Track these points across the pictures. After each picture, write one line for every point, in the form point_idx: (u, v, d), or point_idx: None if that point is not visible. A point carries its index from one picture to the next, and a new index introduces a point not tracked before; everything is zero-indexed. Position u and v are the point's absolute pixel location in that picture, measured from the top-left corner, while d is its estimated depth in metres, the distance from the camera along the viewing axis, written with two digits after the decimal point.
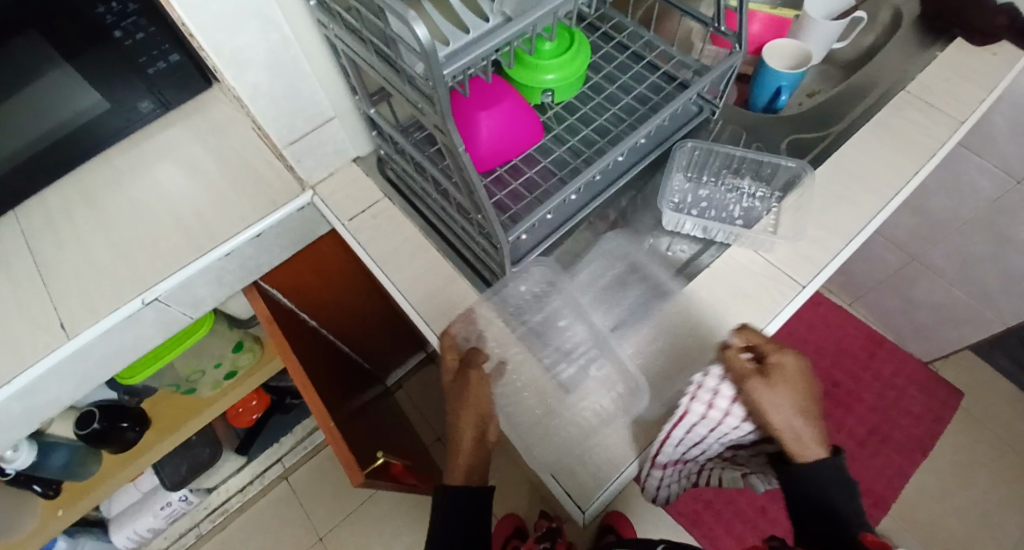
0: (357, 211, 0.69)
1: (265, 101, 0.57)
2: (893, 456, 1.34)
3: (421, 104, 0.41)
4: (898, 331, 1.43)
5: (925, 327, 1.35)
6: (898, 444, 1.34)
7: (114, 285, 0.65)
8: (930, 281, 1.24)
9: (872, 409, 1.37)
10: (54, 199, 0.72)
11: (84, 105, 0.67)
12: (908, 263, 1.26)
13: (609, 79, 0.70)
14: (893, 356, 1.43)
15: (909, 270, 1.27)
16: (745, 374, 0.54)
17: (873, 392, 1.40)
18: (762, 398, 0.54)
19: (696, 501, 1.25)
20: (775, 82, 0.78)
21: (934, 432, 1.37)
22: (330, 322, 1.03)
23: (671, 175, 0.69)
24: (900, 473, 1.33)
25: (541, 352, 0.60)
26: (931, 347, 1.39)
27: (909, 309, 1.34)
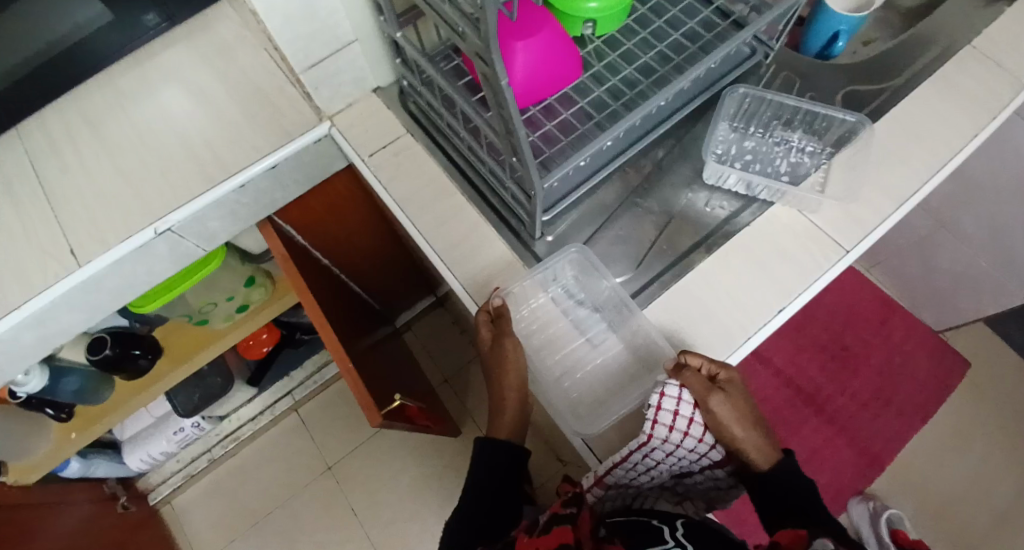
0: (377, 146, 0.65)
1: (282, 19, 0.52)
2: (893, 421, 1.33)
3: (462, 29, 0.36)
4: (917, 300, 1.40)
5: (944, 298, 1.32)
6: (899, 409, 1.34)
7: (123, 213, 0.62)
8: (953, 250, 1.21)
9: (878, 373, 1.36)
10: (57, 118, 0.69)
11: (84, 18, 0.62)
12: (939, 231, 1.21)
13: (656, 13, 0.64)
14: (904, 323, 1.41)
15: (936, 238, 1.22)
16: (701, 388, 0.50)
17: (880, 357, 1.38)
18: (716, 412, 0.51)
19: None
20: (833, 25, 0.71)
21: (939, 400, 1.36)
22: (343, 261, 1.00)
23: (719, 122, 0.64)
24: (898, 438, 1.33)
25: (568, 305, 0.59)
26: (950, 317, 1.36)
27: (931, 278, 1.31)
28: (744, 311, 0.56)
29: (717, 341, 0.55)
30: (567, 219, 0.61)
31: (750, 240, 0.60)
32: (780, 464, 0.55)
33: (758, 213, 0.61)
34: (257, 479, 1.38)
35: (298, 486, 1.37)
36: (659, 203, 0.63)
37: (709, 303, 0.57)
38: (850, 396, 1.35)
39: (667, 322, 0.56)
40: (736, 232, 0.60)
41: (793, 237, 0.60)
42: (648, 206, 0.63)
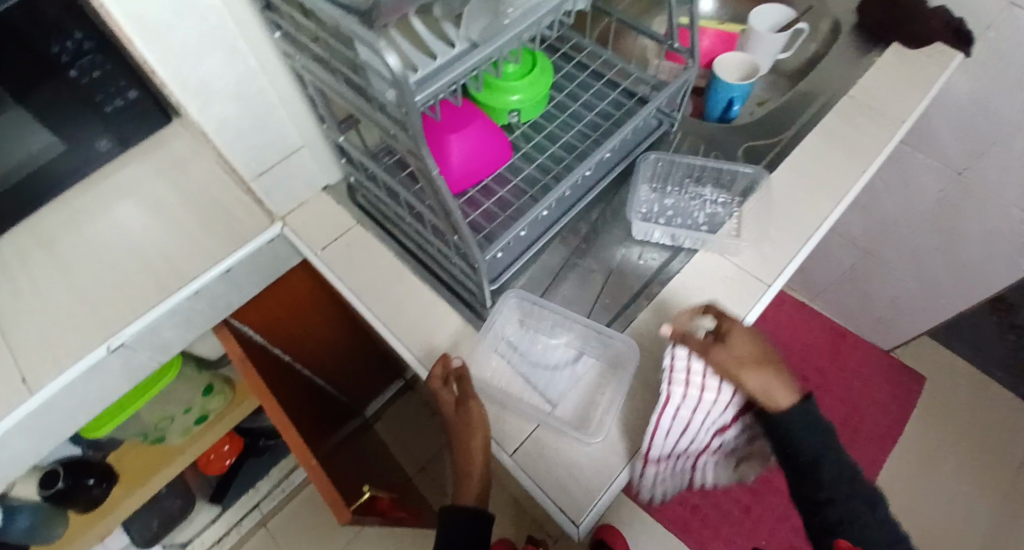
0: (329, 239, 0.68)
1: (231, 134, 0.57)
2: (865, 447, 1.38)
3: (394, 131, 0.41)
4: (861, 325, 1.48)
5: (885, 320, 1.40)
6: (867, 434, 1.40)
7: (75, 333, 0.62)
8: (883, 277, 1.30)
9: (841, 400, 1.44)
10: (8, 245, 0.69)
11: (39, 146, 0.65)
12: (866, 259, 1.31)
13: (572, 98, 0.72)
14: (858, 349, 1.49)
15: (865, 266, 1.32)
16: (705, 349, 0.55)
17: (841, 383, 1.46)
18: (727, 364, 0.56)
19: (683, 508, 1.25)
20: (727, 94, 0.81)
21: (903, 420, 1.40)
22: (305, 358, 1.01)
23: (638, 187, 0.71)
24: (872, 464, 1.37)
25: (523, 367, 0.61)
26: (894, 338, 1.44)
27: (869, 303, 1.39)
28: None
29: (667, 383, 0.59)
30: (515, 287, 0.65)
31: (682, 286, 0.65)
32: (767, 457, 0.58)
33: (685, 260, 0.67)
34: None
35: None
36: (598, 263, 0.68)
37: (654, 348, 0.61)
38: None
39: (615, 375, 0.60)
40: (669, 281, 0.66)
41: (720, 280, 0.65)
42: (589, 266, 0.67)
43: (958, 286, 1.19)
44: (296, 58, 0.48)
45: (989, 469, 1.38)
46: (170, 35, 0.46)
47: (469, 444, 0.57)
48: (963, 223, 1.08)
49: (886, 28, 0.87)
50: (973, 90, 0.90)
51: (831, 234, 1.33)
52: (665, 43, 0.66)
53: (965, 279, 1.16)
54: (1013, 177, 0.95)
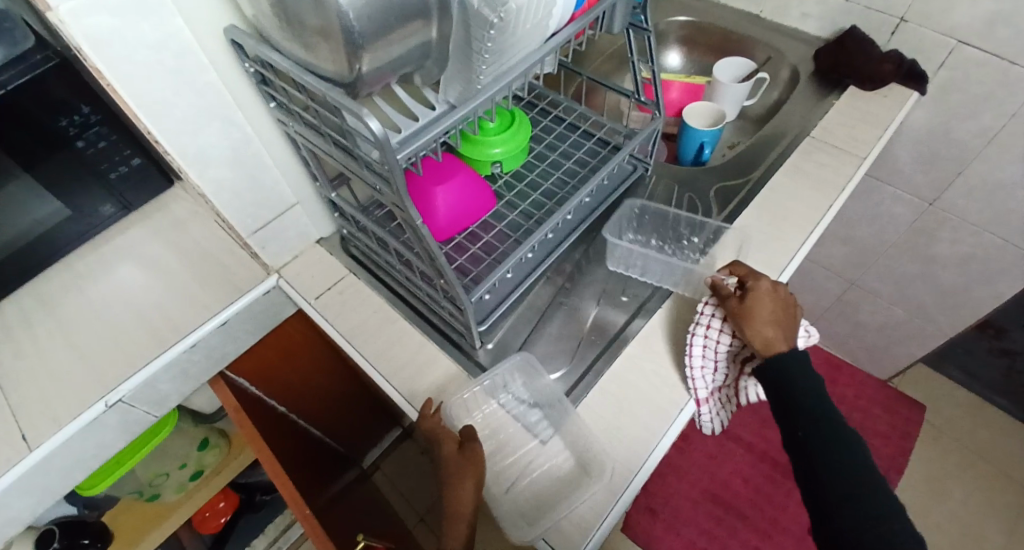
0: (323, 288, 0.71)
1: (228, 194, 0.60)
2: None
3: (380, 187, 0.45)
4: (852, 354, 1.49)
5: (874, 348, 1.42)
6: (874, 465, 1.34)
7: (73, 390, 0.64)
8: (870, 304, 1.32)
9: None
10: (9, 309, 0.72)
11: (43, 213, 0.69)
12: (850, 289, 1.34)
13: (551, 148, 0.77)
14: (853, 380, 1.47)
15: (851, 295, 1.35)
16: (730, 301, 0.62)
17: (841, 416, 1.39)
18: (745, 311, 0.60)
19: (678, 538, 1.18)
20: (697, 138, 0.87)
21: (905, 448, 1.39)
22: (301, 407, 1.02)
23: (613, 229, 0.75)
24: None
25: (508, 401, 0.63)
26: (885, 365, 1.45)
27: (858, 332, 1.42)
28: (674, 386, 0.63)
29: (654, 416, 0.61)
30: (503, 328, 0.67)
31: (664, 320, 0.68)
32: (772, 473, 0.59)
33: (666, 296, 0.70)
34: None
35: None
36: (583, 302, 0.70)
37: (639, 381, 0.63)
38: None
39: (601, 411, 0.61)
40: (650, 317, 0.68)
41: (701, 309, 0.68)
42: (575, 306, 0.70)
43: (941, 310, 1.21)
44: (290, 124, 0.52)
45: (994, 495, 1.37)
46: (173, 108, 0.50)
47: (460, 489, 0.55)
48: (937, 248, 1.11)
49: (841, 72, 0.93)
50: (932, 124, 0.95)
51: (813, 267, 1.36)
52: (633, 96, 0.72)
53: (946, 303, 1.19)
54: (981, 202, 0.99)
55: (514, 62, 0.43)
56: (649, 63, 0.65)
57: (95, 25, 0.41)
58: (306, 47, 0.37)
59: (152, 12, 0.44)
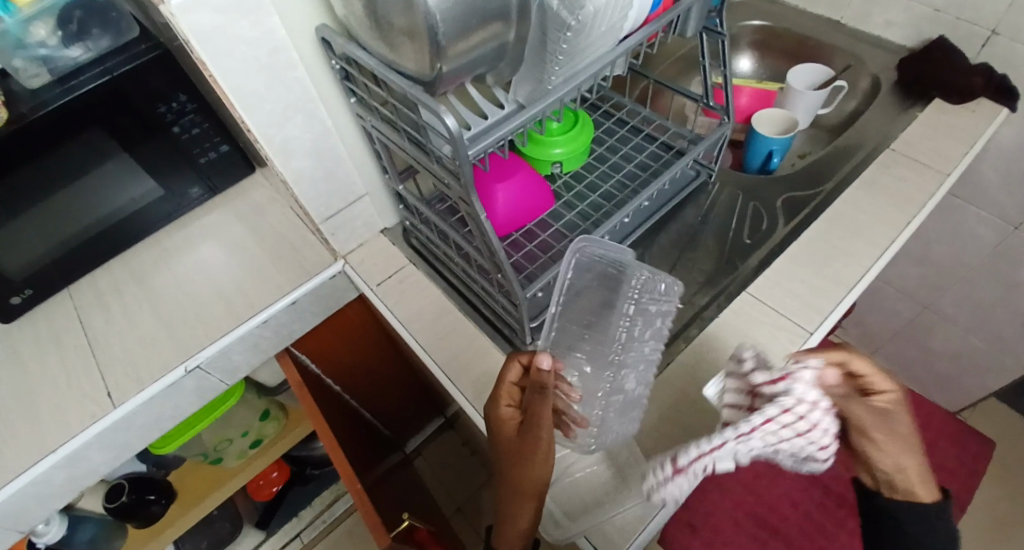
0: (384, 276, 0.74)
1: (305, 183, 0.64)
2: None
3: (449, 182, 0.47)
4: (921, 382, 1.40)
5: (946, 377, 1.34)
6: None
7: (157, 355, 0.70)
8: (946, 330, 1.24)
9: None
10: (105, 278, 0.78)
11: (139, 191, 0.75)
12: (922, 313, 1.26)
13: (612, 151, 0.77)
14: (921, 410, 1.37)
15: (924, 320, 1.27)
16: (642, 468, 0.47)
17: None
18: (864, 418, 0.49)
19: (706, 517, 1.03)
20: (765, 146, 0.85)
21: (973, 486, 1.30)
22: (353, 389, 1.06)
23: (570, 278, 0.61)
24: None
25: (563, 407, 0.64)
26: (957, 396, 1.36)
27: (930, 359, 1.33)
28: None
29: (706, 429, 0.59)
30: None
31: (720, 329, 0.66)
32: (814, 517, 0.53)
33: (723, 307, 0.68)
34: None
35: None
36: None
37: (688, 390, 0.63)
38: None
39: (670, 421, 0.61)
40: (704, 326, 0.67)
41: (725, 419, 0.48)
42: None
43: (1023, 340, 1.12)
44: (367, 118, 0.55)
45: None
46: (264, 101, 0.53)
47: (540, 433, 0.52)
48: (1023, 275, 1.03)
49: (926, 83, 0.88)
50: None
51: (882, 286, 1.30)
52: (701, 101, 0.71)
53: None
54: None
55: (587, 63, 0.43)
56: (720, 68, 0.64)
57: (202, 23, 0.45)
58: (390, 47, 0.39)
59: (251, 13, 0.47)
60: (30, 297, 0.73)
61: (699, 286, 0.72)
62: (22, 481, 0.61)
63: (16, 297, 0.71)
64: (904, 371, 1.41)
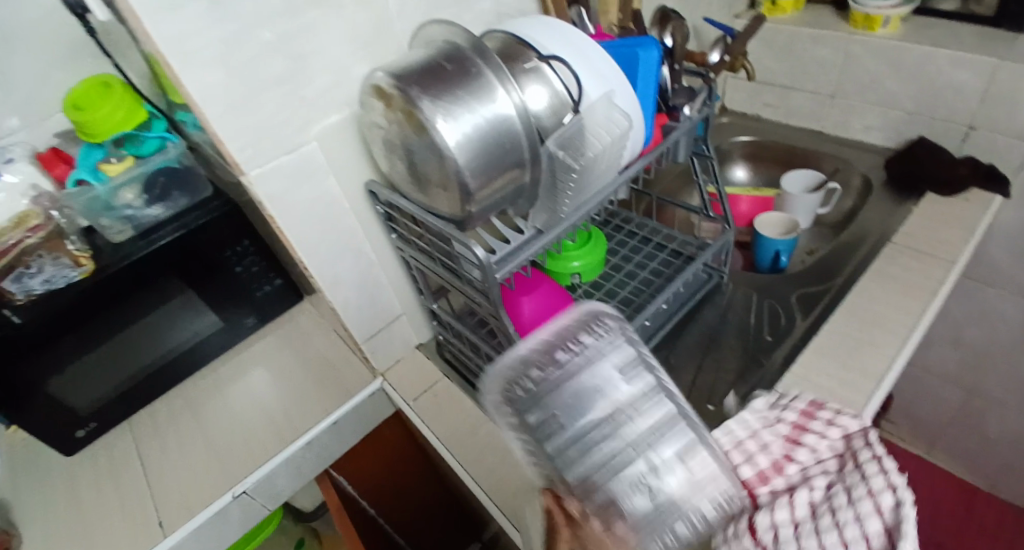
0: (420, 391, 0.78)
1: (351, 309, 0.71)
2: None
3: (479, 300, 0.53)
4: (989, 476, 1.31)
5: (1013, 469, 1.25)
6: None
7: (209, 483, 0.73)
8: (998, 415, 1.19)
9: None
10: (164, 407, 0.84)
11: (198, 327, 0.83)
12: (970, 400, 1.22)
13: (626, 260, 0.84)
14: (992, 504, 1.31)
15: (974, 407, 1.22)
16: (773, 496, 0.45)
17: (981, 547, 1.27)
18: None
19: None
20: (773, 247, 0.91)
21: None
22: (389, 511, 1.08)
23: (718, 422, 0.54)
24: None
25: None
26: None
27: (990, 448, 1.26)
28: None
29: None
30: None
31: None
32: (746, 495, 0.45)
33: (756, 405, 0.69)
34: None
35: None
36: None
37: None
38: None
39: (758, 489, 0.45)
40: None
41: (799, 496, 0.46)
42: None
43: None
44: (405, 250, 0.63)
45: None
46: (318, 243, 0.62)
47: None
48: None
49: (916, 179, 0.94)
50: None
51: (921, 374, 1.27)
52: (702, 212, 0.78)
53: None
54: None
55: (593, 194, 0.51)
56: (714, 183, 0.72)
57: (272, 187, 0.55)
58: (427, 194, 0.47)
59: (312, 175, 0.57)
60: (94, 429, 0.78)
61: (731, 384, 0.73)
62: None
63: (82, 430, 0.77)
64: (967, 464, 1.32)
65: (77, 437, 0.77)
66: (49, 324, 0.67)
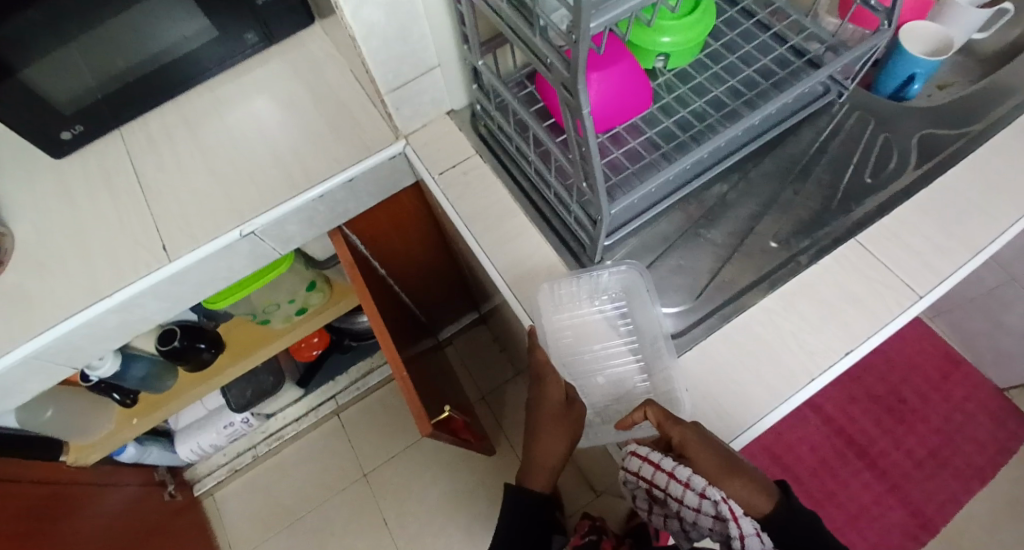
0: (447, 165, 0.68)
1: (377, 42, 0.57)
2: (949, 481, 1.20)
3: (552, 61, 0.38)
4: (978, 353, 1.25)
5: (1008, 355, 1.18)
6: (957, 470, 1.21)
7: (212, 215, 0.67)
8: None
9: (936, 431, 1.24)
10: (155, 122, 0.75)
11: (189, 31, 0.70)
12: (1006, 283, 1.04)
13: (729, 48, 0.66)
14: (968, 381, 1.27)
15: (1004, 291, 1.06)
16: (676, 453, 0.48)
17: (939, 414, 1.25)
18: (692, 446, 0.47)
19: (765, 456, 1.25)
20: (909, 69, 0.70)
21: (999, 464, 1.21)
22: (399, 277, 1.04)
23: (596, 301, 0.60)
24: (954, 499, 1.19)
25: (619, 359, 0.59)
26: (1012, 375, 1.21)
27: (997, 331, 1.16)
28: (811, 351, 0.55)
29: (763, 363, 0.55)
30: (626, 246, 0.63)
31: (815, 278, 0.59)
32: (682, 435, 0.48)
33: (823, 252, 0.60)
34: (293, 478, 1.43)
35: (331, 490, 1.41)
36: (734, 237, 0.63)
37: (768, 336, 0.56)
38: (904, 451, 1.23)
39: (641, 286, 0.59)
40: (796, 271, 0.59)
41: (749, 364, 0.55)
42: (707, 240, 0.63)
43: None
44: None
45: None
46: None
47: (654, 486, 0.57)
48: None
49: None
50: None
51: None
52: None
53: None
54: None
55: None
56: None
57: None
58: None
59: None
60: (81, 134, 0.72)
61: (793, 228, 0.63)
62: (102, 307, 0.63)
63: (67, 131, 0.70)
64: (963, 340, 1.27)
65: (64, 138, 0.70)
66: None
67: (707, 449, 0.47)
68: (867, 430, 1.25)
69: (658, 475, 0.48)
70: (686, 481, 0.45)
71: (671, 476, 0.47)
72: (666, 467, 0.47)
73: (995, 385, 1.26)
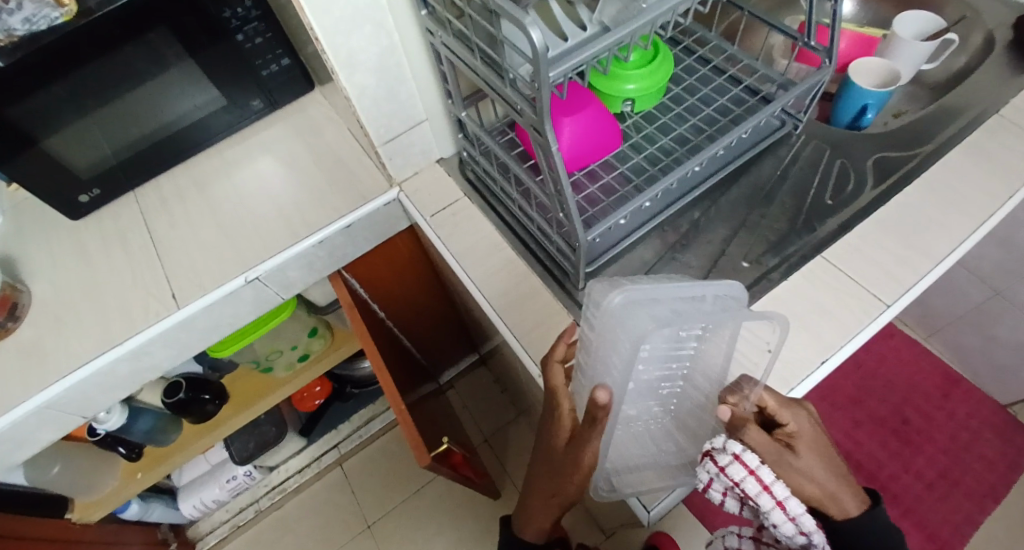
0: (438, 207, 0.73)
1: (369, 100, 0.63)
2: (961, 501, 1.20)
3: (522, 107, 0.44)
4: (975, 368, 1.27)
5: (1002, 368, 1.20)
6: (968, 488, 1.21)
7: (219, 265, 0.72)
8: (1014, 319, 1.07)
9: (943, 450, 1.24)
10: (166, 184, 0.81)
11: (199, 100, 0.76)
12: (992, 298, 1.08)
13: (689, 91, 0.72)
14: (968, 398, 1.28)
15: (992, 306, 1.09)
16: (773, 456, 0.45)
17: (944, 433, 1.26)
18: (803, 444, 0.47)
19: None
20: (860, 100, 0.77)
21: (1010, 480, 1.20)
22: (398, 319, 1.07)
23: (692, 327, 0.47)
24: (969, 518, 1.18)
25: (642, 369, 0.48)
26: (1010, 388, 1.22)
27: (990, 346, 1.18)
28: (787, 362, 0.58)
29: None
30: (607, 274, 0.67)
31: (787, 295, 0.63)
32: (802, 428, 0.47)
33: (791, 270, 0.65)
34: (298, 534, 1.41)
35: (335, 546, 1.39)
36: (708, 260, 0.67)
37: None
38: (914, 473, 1.23)
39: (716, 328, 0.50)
40: (769, 289, 0.63)
41: None
42: (684, 265, 0.67)
43: None
44: (438, 34, 0.53)
45: None
46: (332, 6, 0.52)
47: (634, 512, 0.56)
48: None
49: None
50: None
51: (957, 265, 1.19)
52: (801, 39, 0.65)
53: None
54: None
55: None
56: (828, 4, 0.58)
57: None
58: None
59: None
60: (97, 197, 0.77)
61: (764, 249, 0.67)
62: (114, 355, 0.67)
63: (84, 195, 0.75)
64: (958, 357, 1.29)
65: (82, 201, 0.76)
66: (50, 58, 0.59)
67: (818, 444, 0.48)
68: (872, 453, 1.26)
69: (763, 498, 0.46)
70: (791, 513, 0.46)
71: (780, 507, 0.46)
72: (766, 481, 0.45)
73: (995, 400, 1.27)
